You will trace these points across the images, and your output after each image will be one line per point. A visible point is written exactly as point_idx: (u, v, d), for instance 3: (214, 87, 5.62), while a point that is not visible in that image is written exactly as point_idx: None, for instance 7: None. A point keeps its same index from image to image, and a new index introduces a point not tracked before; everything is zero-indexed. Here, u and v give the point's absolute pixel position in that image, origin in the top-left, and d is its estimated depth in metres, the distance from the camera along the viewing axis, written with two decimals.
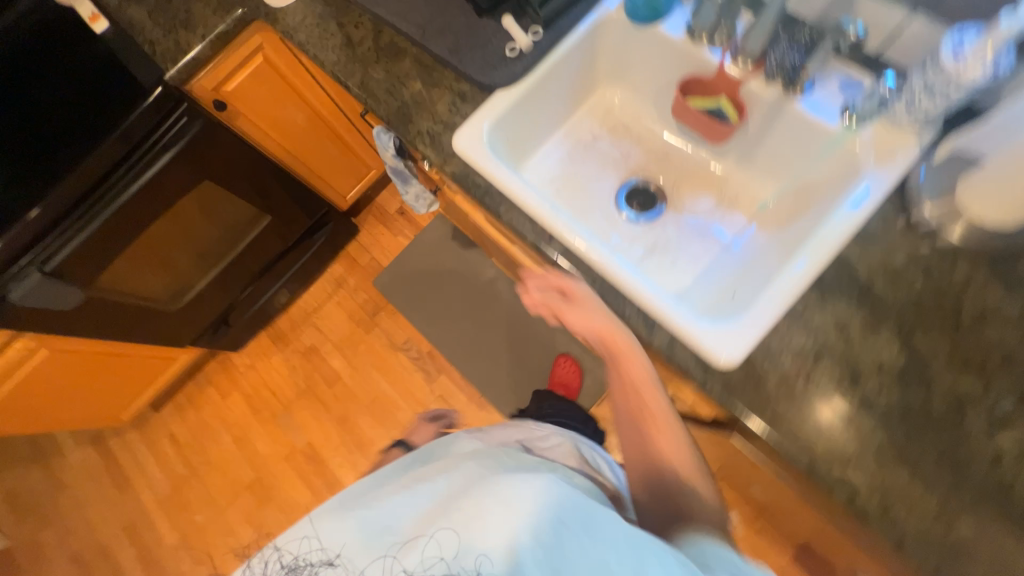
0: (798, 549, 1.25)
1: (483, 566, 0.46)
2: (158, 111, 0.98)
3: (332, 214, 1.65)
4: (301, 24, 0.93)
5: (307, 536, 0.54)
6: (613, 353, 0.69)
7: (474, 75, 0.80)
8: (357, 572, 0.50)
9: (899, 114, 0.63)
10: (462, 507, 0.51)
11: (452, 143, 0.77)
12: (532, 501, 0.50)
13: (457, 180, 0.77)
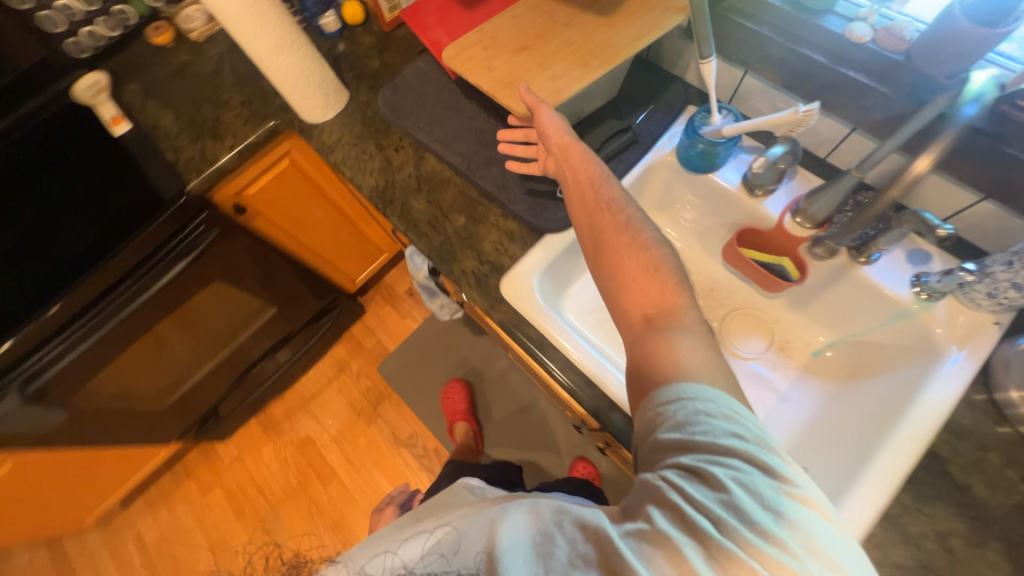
0: None
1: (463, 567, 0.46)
2: (178, 222, 0.91)
3: (340, 299, 1.58)
4: (339, 144, 0.90)
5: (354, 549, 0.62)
6: (558, 148, 0.64)
7: (523, 215, 0.77)
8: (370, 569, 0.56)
9: (977, 297, 0.61)
10: (463, 525, 0.52)
11: (502, 291, 0.73)
12: (515, 511, 0.46)
13: (506, 329, 0.72)
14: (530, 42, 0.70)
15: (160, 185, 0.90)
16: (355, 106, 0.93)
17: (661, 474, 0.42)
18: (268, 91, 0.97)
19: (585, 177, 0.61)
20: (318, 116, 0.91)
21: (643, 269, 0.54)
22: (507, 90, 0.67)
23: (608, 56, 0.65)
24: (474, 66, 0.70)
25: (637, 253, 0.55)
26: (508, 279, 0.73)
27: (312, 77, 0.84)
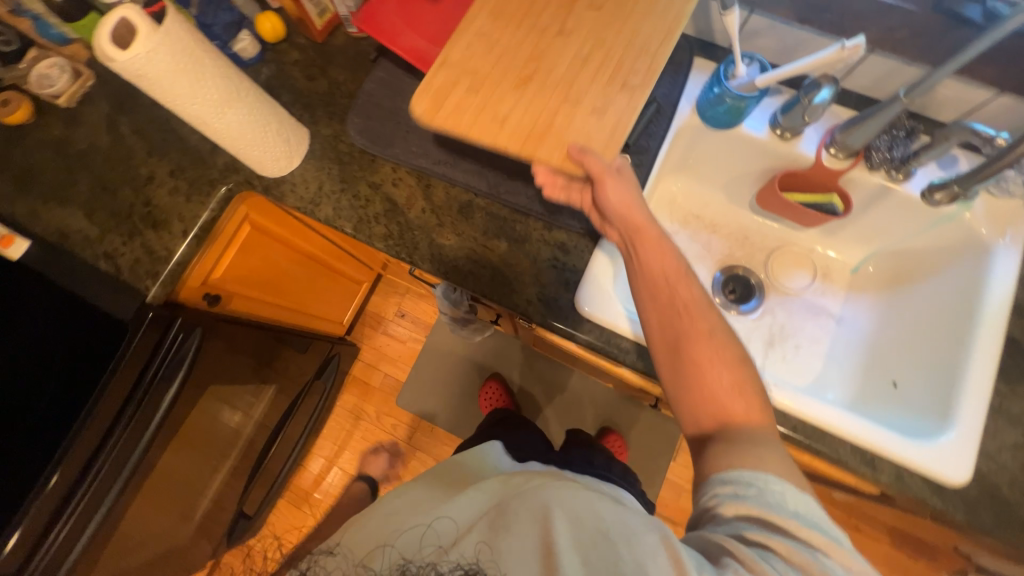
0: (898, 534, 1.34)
1: (484, 562, 0.51)
2: (152, 334, 0.73)
3: (334, 348, 1.43)
4: (322, 195, 0.76)
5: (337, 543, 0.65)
6: (628, 231, 0.60)
7: (571, 222, 0.70)
8: (359, 560, 0.59)
9: (1012, 187, 0.67)
10: (488, 517, 0.55)
11: (581, 311, 0.68)
12: (557, 521, 0.50)
13: (596, 347, 0.68)
14: (529, 68, 0.60)
15: (117, 309, 0.73)
16: (321, 143, 0.78)
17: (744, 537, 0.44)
18: (200, 151, 0.78)
19: (661, 275, 0.58)
20: (284, 167, 0.75)
21: (725, 361, 0.54)
22: (542, 142, 0.57)
23: (645, 74, 0.58)
24: (480, 118, 0.59)
25: (725, 351, 0.54)
26: (583, 296, 0.68)
27: (270, 126, 0.68)
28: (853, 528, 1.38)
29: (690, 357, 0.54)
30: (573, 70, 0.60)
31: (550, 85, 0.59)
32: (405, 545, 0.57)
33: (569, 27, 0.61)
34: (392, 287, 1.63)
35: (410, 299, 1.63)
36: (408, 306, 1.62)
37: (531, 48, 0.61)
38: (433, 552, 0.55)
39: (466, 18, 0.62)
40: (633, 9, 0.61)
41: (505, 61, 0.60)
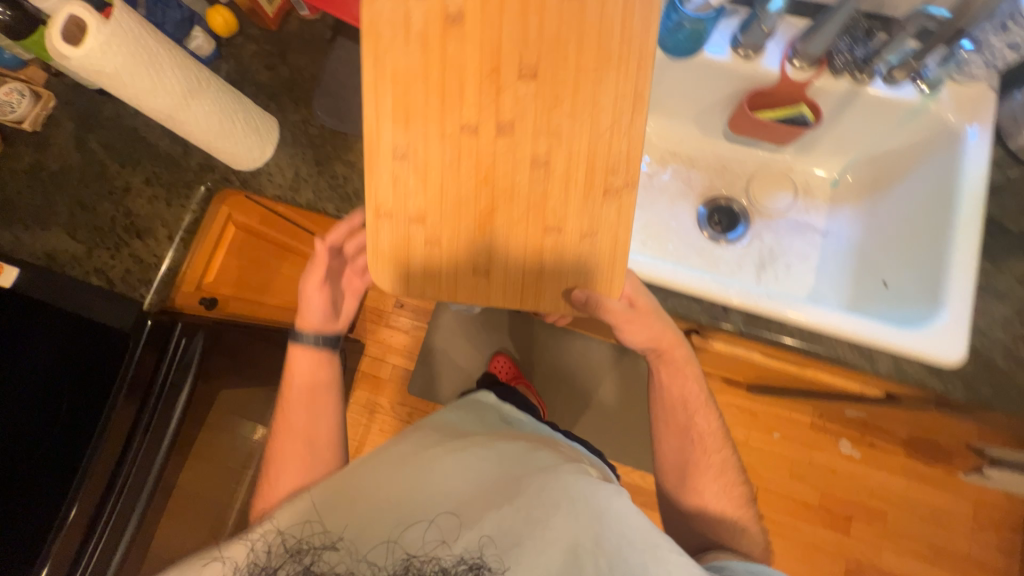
0: (913, 443, 1.38)
1: (490, 558, 0.53)
2: (153, 343, 0.75)
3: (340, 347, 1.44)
4: (301, 180, 0.76)
5: (310, 523, 0.60)
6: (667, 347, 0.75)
7: None
8: (360, 556, 0.54)
9: (973, 71, 0.68)
10: (498, 514, 0.57)
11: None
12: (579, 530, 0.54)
13: None
14: (485, 194, 0.54)
15: (104, 317, 0.72)
16: (291, 130, 0.78)
17: None
18: (172, 155, 0.78)
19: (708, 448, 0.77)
20: (256, 157, 0.75)
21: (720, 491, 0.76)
22: (541, 295, 0.58)
23: (629, 173, 0.52)
24: (468, 283, 0.58)
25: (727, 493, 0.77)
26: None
27: (236, 115, 0.68)
28: (868, 444, 1.41)
29: (691, 462, 0.78)
30: (538, 180, 0.53)
31: (515, 209, 0.54)
32: (410, 539, 0.55)
33: (509, 120, 0.51)
34: None
35: None
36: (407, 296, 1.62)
37: (474, 164, 0.53)
38: (437, 549, 0.54)
39: (373, 140, 0.52)
40: (579, 87, 0.49)
41: (450, 194, 0.54)
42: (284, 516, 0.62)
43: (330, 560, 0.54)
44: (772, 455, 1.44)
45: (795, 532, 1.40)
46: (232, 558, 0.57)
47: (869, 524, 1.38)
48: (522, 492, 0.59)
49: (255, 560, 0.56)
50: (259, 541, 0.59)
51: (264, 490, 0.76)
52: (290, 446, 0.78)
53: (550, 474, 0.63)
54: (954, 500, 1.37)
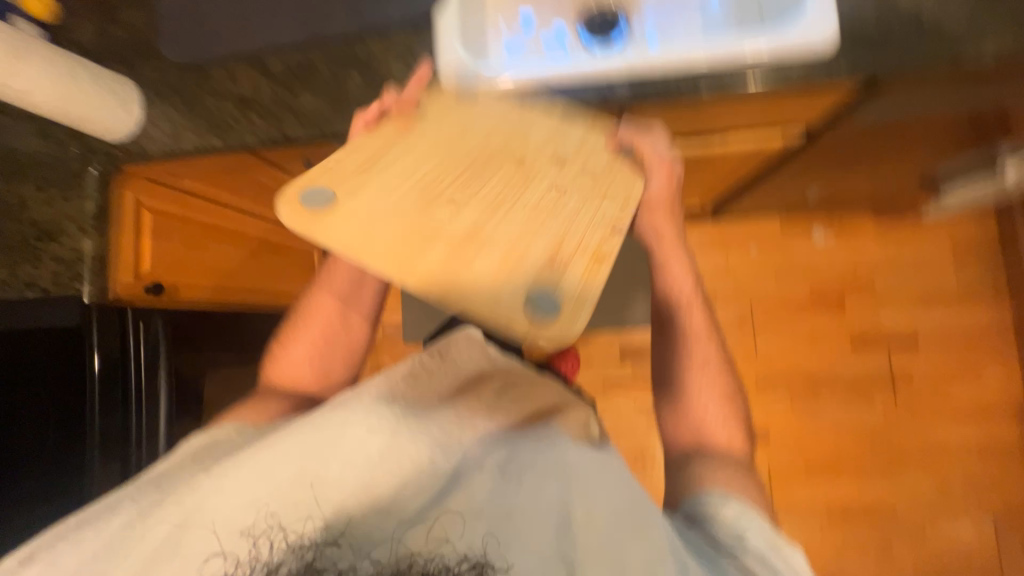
0: (878, 207, 1.43)
1: (492, 558, 0.53)
2: (111, 332, 0.78)
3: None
4: (180, 128, 0.76)
5: (311, 515, 0.53)
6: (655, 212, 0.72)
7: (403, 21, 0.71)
8: (365, 553, 0.53)
9: None
10: (504, 507, 0.57)
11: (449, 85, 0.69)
12: (591, 525, 0.56)
13: None
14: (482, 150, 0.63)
15: (47, 318, 0.74)
16: (151, 86, 0.77)
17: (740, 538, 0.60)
18: (51, 152, 0.78)
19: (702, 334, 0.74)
20: (126, 121, 0.74)
21: (714, 420, 0.74)
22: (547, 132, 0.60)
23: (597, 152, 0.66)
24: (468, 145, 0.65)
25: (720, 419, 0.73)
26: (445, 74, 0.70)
27: (74, 76, 0.67)
28: (839, 225, 1.46)
29: (681, 378, 0.76)
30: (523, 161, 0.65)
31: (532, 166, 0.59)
32: (414, 539, 0.54)
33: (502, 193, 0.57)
34: None
35: None
36: None
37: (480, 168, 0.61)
38: (438, 548, 0.54)
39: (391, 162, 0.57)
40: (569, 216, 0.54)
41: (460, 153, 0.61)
42: (285, 485, 0.53)
43: (336, 561, 0.52)
44: (753, 269, 1.48)
45: (797, 329, 1.45)
46: (231, 550, 0.50)
47: (861, 297, 1.44)
48: (529, 485, 0.60)
49: (254, 553, 0.51)
50: (251, 523, 0.52)
51: (292, 343, 0.81)
52: (328, 309, 0.81)
53: (555, 453, 0.63)
54: (933, 246, 1.42)
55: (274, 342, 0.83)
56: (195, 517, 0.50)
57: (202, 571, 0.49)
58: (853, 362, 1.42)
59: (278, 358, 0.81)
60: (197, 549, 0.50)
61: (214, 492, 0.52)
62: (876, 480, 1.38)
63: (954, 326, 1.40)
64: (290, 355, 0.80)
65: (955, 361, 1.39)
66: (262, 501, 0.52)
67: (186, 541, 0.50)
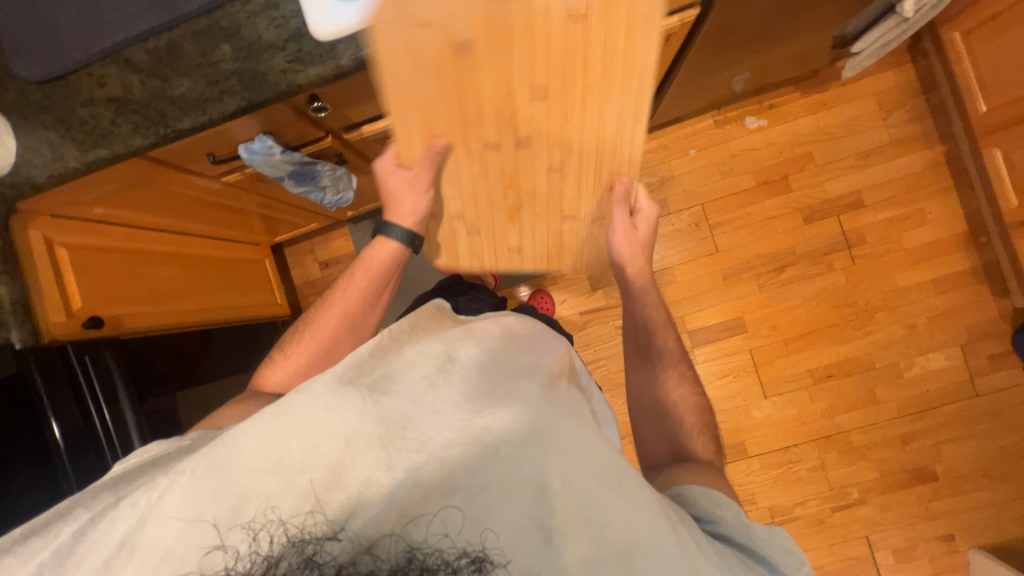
0: (800, 79, 1.44)
1: (492, 545, 0.46)
2: (58, 370, 0.78)
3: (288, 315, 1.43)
4: (59, 146, 0.71)
5: (309, 509, 0.46)
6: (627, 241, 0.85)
7: None
8: (363, 545, 0.44)
9: None
10: (506, 471, 0.49)
11: (321, 37, 0.65)
12: (591, 474, 0.51)
13: (365, 60, 0.67)
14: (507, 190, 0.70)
15: None
16: (13, 111, 0.71)
17: (715, 514, 0.58)
18: None
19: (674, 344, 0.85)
20: None
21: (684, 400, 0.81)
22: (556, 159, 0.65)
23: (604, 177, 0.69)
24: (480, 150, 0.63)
25: (685, 400, 0.81)
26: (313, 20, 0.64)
27: None
28: (769, 107, 1.48)
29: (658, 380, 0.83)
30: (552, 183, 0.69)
31: (538, 205, 0.74)
32: (413, 523, 0.46)
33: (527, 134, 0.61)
34: (297, 251, 1.60)
35: (320, 247, 1.60)
36: (322, 252, 1.60)
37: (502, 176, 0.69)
38: (440, 536, 0.46)
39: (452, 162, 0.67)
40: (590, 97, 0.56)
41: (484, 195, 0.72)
42: (255, 477, 0.47)
43: (337, 553, 0.44)
44: (698, 169, 1.50)
45: (750, 216, 1.48)
46: (231, 543, 0.45)
47: (803, 170, 1.47)
48: (536, 445, 0.51)
49: (253, 548, 0.44)
50: (250, 516, 0.46)
51: (296, 353, 0.80)
52: (335, 322, 0.82)
53: (551, 414, 0.55)
54: (859, 105, 1.45)
55: (279, 349, 0.82)
56: (175, 511, 0.47)
57: (203, 564, 0.44)
58: (808, 234, 1.46)
59: (281, 367, 0.79)
60: (179, 549, 0.45)
61: (184, 490, 0.48)
62: (850, 338, 1.45)
63: (893, 175, 1.44)
64: (297, 362, 0.79)
65: (900, 208, 1.44)
66: (254, 494, 0.47)
67: (167, 537, 0.46)
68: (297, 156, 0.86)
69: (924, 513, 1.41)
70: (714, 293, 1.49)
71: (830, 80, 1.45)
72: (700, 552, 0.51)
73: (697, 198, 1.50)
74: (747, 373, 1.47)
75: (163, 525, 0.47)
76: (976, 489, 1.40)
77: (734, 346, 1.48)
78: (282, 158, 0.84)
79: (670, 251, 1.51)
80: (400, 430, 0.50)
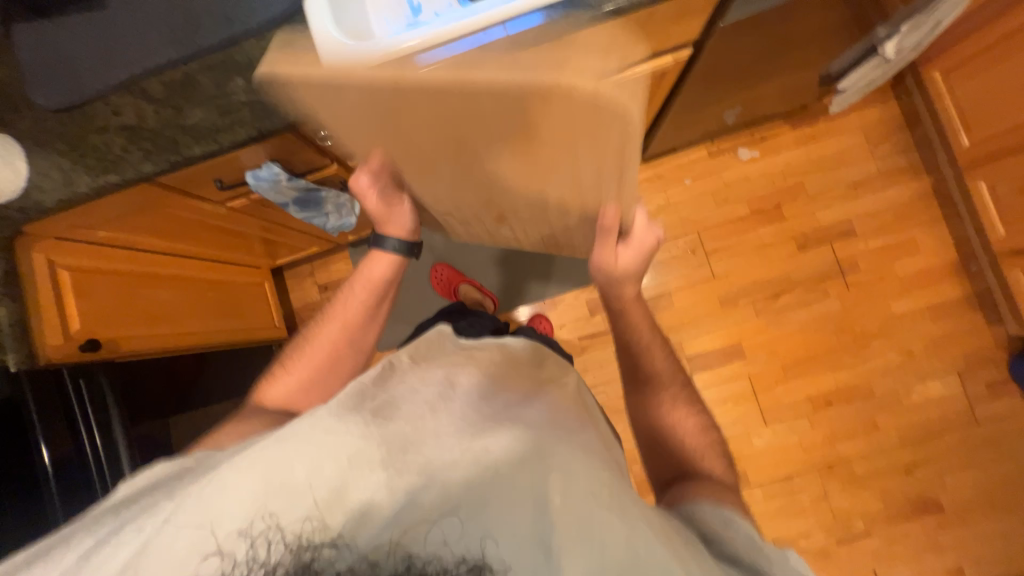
0: (789, 113, 1.50)
1: (492, 556, 0.45)
2: (52, 393, 0.77)
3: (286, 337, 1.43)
4: (70, 172, 0.73)
5: (308, 514, 0.46)
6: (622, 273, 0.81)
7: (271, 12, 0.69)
8: (361, 553, 0.45)
9: None
10: (507, 481, 0.49)
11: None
12: (595, 489, 0.49)
13: None
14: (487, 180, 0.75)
15: None
16: (29, 137, 0.73)
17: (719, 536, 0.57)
18: None
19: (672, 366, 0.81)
20: (11, 177, 0.71)
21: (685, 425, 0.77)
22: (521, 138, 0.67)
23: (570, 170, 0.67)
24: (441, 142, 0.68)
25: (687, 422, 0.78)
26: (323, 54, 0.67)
27: None
28: (760, 139, 1.53)
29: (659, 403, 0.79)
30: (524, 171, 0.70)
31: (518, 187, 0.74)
32: (413, 532, 0.45)
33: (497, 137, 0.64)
34: (297, 274, 1.61)
35: (319, 270, 1.61)
36: (321, 275, 1.60)
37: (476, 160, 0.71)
38: (439, 544, 0.45)
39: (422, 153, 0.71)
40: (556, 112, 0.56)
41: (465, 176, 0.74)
42: (256, 490, 0.47)
43: (333, 560, 0.45)
44: (693, 198, 1.53)
45: (744, 242, 1.51)
46: (228, 549, 0.45)
47: (795, 199, 1.50)
48: (540, 462, 0.50)
49: (252, 553, 0.45)
50: (248, 522, 0.46)
51: (294, 371, 0.78)
52: (335, 334, 0.81)
53: (554, 432, 0.55)
54: (847, 138, 1.50)
55: (274, 371, 0.79)
56: (175, 514, 0.47)
57: (199, 571, 0.44)
58: (802, 262, 1.49)
59: (279, 386, 0.77)
60: (177, 554, 0.45)
61: (183, 501, 0.47)
62: (848, 364, 1.45)
63: (883, 204, 1.48)
64: (296, 380, 0.77)
65: (891, 237, 1.47)
66: (256, 501, 0.47)
67: (161, 552, 0.45)
68: (302, 182, 0.89)
69: (930, 547, 1.37)
70: (712, 318, 1.50)
71: (818, 115, 1.51)
72: (711, 572, 0.48)
73: (693, 224, 1.53)
74: (745, 399, 1.46)
75: (160, 531, 0.46)
76: (982, 521, 1.37)
77: (732, 372, 1.48)
78: (287, 183, 0.87)
79: (667, 277, 1.52)
80: (402, 448, 0.50)
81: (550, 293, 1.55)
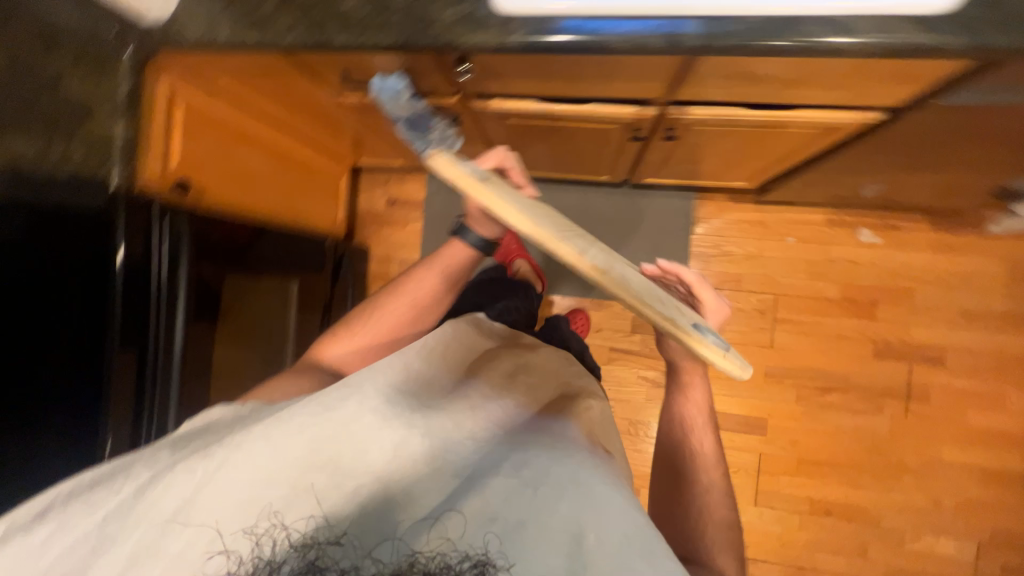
0: (935, 212, 1.34)
1: (499, 557, 0.45)
2: (137, 215, 0.82)
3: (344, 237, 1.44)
4: (215, 18, 0.72)
5: (314, 515, 0.47)
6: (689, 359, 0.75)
7: None
8: (365, 552, 0.44)
9: None
10: (519, 510, 0.49)
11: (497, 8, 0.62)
12: (611, 532, 0.49)
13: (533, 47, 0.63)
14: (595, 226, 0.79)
15: (79, 200, 0.76)
16: None
17: None
18: None
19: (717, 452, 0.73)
20: (161, 5, 0.71)
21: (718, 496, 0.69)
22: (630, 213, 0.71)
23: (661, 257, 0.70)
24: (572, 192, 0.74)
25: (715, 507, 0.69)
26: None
27: None
28: (890, 227, 1.37)
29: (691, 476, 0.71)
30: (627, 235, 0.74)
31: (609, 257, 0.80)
32: (418, 531, 0.46)
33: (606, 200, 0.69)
34: (372, 179, 1.61)
35: (394, 184, 1.61)
36: (395, 190, 1.60)
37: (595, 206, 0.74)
38: (441, 541, 0.45)
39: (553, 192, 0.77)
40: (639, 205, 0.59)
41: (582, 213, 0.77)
42: (267, 484, 0.49)
43: (337, 559, 0.44)
44: (787, 260, 1.41)
45: (820, 325, 1.40)
46: (232, 549, 0.45)
47: (894, 304, 1.37)
48: (560, 499, 0.51)
49: (256, 552, 0.45)
50: (253, 521, 0.46)
51: (359, 332, 0.80)
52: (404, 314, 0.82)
53: (574, 471, 0.55)
54: (986, 262, 1.33)
55: (339, 326, 0.82)
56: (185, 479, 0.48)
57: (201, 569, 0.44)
58: (872, 369, 1.37)
59: (340, 344, 0.79)
60: (174, 551, 0.45)
61: (184, 488, 0.48)
62: (867, 486, 1.37)
63: (988, 347, 1.33)
64: (356, 342, 0.79)
65: (981, 383, 1.33)
66: (264, 496, 0.48)
67: (162, 540, 0.45)
68: (422, 105, 0.84)
69: None
70: (751, 385, 1.43)
71: (967, 227, 1.33)
72: None
73: (776, 286, 1.42)
74: (747, 474, 1.42)
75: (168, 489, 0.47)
76: None
77: (746, 444, 1.42)
78: (408, 104, 0.81)
79: (724, 327, 1.45)
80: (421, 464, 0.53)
81: (603, 294, 1.50)
